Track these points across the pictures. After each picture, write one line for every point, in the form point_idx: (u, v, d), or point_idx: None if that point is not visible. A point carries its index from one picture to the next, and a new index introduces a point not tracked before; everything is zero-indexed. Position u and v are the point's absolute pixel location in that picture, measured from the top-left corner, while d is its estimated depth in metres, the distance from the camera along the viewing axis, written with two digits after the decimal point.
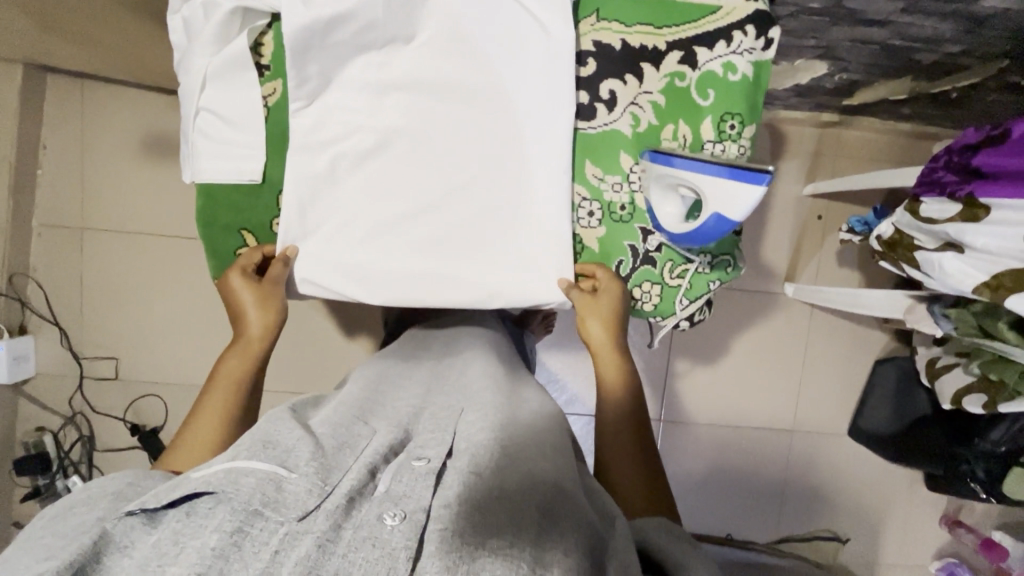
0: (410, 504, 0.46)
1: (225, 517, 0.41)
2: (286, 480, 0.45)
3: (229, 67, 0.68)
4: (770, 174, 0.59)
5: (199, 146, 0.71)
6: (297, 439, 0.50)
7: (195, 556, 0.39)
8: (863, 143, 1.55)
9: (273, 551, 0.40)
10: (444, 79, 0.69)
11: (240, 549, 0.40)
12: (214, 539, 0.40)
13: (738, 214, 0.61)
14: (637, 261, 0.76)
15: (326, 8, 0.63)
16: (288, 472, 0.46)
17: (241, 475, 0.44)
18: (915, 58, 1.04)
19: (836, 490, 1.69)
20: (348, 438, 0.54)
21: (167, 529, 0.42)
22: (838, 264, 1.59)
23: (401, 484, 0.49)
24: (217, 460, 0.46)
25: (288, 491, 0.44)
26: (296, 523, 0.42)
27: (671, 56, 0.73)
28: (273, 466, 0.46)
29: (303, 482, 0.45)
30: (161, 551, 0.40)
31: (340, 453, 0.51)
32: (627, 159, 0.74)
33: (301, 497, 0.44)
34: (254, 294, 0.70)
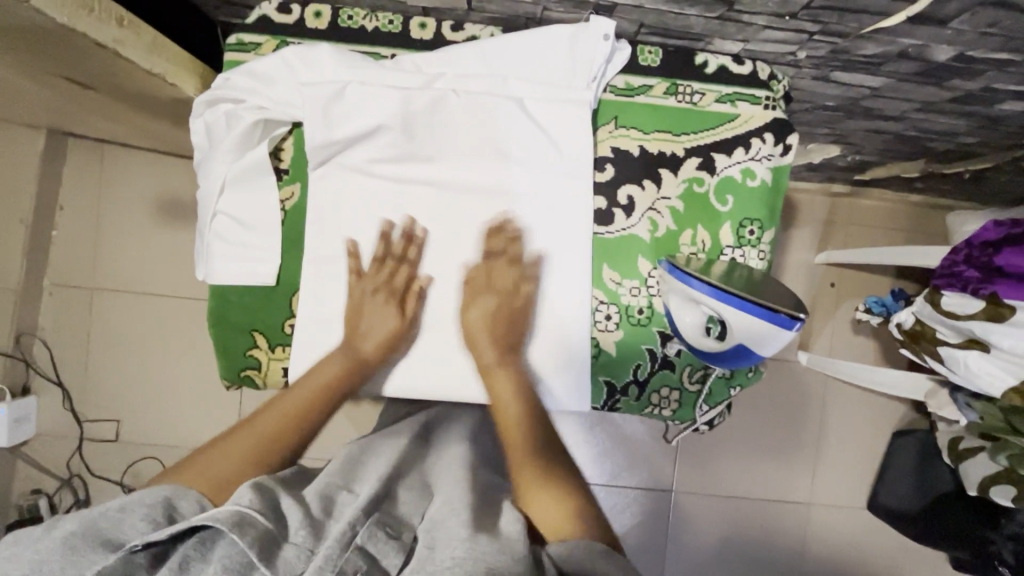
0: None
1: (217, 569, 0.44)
2: (279, 541, 0.47)
3: (248, 173, 0.68)
4: (800, 320, 0.60)
5: (213, 248, 0.70)
6: (289, 505, 0.52)
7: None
8: (875, 213, 1.55)
9: None
10: (463, 184, 0.70)
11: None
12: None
13: (763, 348, 0.63)
14: (656, 366, 0.74)
15: (347, 128, 0.65)
16: (283, 535, 0.47)
17: (243, 525, 0.46)
18: (929, 146, 1.04)
19: (858, 568, 1.62)
20: (331, 506, 0.54)
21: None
22: (853, 332, 1.57)
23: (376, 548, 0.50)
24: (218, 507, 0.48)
25: (278, 555, 0.46)
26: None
27: (689, 163, 0.73)
28: (268, 523, 0.47)
29: (296, 549, 0.47)
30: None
31: (326, 520, 0.52)
32: (645, 264, 0.73)
33: (291, 561, 0.46)
34: (394, 324, 0.69)
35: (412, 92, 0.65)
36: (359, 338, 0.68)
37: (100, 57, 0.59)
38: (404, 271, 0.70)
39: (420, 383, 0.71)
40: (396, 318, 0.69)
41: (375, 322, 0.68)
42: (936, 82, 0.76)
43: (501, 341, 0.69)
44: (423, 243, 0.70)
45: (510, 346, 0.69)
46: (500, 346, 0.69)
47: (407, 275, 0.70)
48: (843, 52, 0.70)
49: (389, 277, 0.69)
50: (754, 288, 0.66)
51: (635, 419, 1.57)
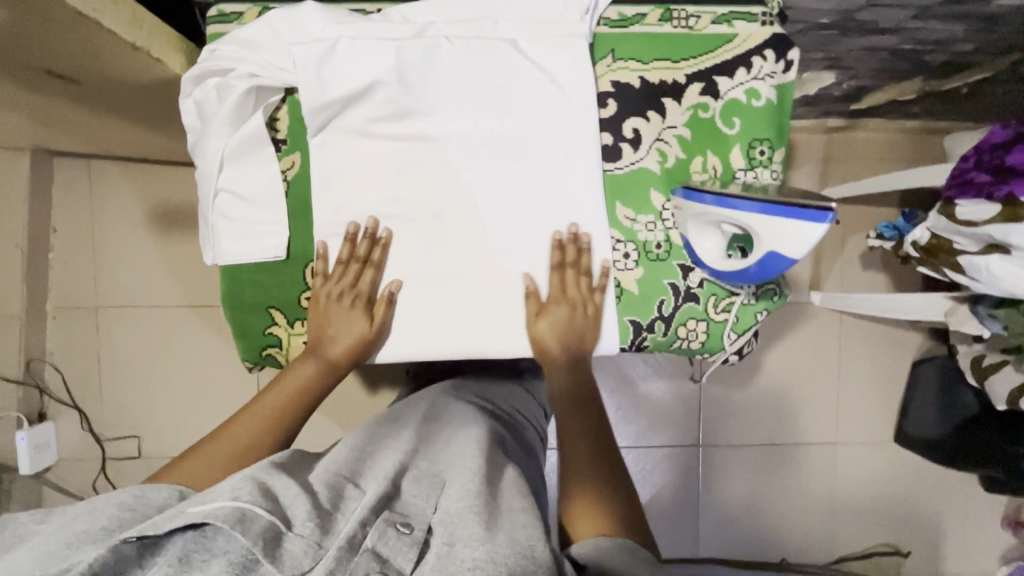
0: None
1: (220, 569, 0.41)
2: (284, 535, 0.43)
3: (246, 146, 0.66)
4: (831, 212, 0.54)
5: (220, 228, 0.69)
6: (296, 494, 0.47)
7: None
8: (873, 144, 1.54)
9: None
10: (464, 133, 0.68)
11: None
12: None
13: (795, 251, 0.58)
14: (680, 299, 0.73)
15: (343, 86, 0.64)
16: (288, 527, 0.44)
17: (247, 521, 0.42)
18: (925, 60, 1.03)
19: (891, 500, 1.63)
20: (338, 499, 0.50)
21: (158, 570, 0.41)
22: (862, 267, 1.56)
23: (387, 548, 0.46)
24: (214, 500, 0.44)
25: (286, 550, 0.42)
26: None
27: (691, 89, 0.71)
28: (273, 517, 0.44)
29: (301, 542, 0.43)
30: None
31: (336, 512, 0.48)
32: (658, 196, 0.72)
33: (295, 556, 0.42)
34: (358, 326, 0.68)
35: (404, 43, 0.64)
36: (329, 344, 0.68)
37: (84, 32, 0.57)
38: (368, 274, 0.69)
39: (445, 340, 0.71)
40: (367, 323, 0.69)
41: (341, 328, 0.68)
42: None
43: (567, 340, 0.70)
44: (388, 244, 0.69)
45: (574, 347, 0.71)
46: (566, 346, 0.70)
47: (371, 278, 0.69)
48: None
49: (355, 281, 0.68)
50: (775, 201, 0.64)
51: (656, 379, 1.57)
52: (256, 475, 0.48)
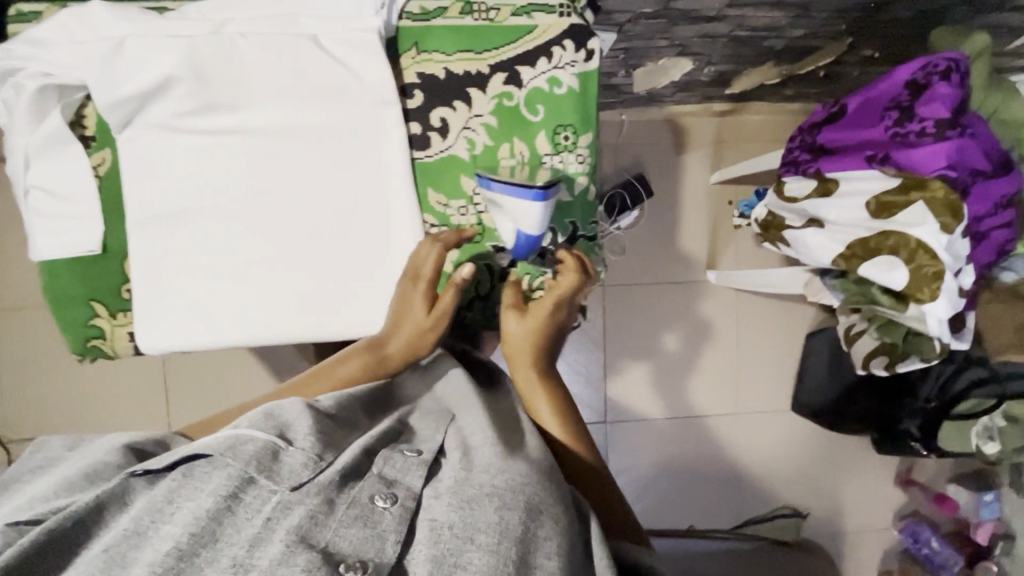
0: (402, 487, 0.47)
1: (220, 483, 0.43)
2: (284, 451, 0.47)
3: (49, 142, 0.68)
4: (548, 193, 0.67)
5: (35, 224, 0.71)
6: (298, 414, 0.52)
7: (189, 517, 0.41)
8: (761, 126, 1.60)
9: (264, 517, 0.42)
10: (272, 125, 0.71)
11: (232, 514, 0.42)
12: (209, 502, 0.42)
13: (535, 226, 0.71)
14: (496, 279, 0.79)
15: (137, 83, 0.66)
16: (287, 445, 0.48)
17: (240, 445, 0.46)
18: (767, 45, 1.08)
19: (791, 465, 1.72)
20: (347, 424, 0.56)
21: (163, 486, 0.44)
22: (756, 245, 1.64)
23: (393, 467, 0.50)
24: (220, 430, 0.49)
25: (283, 464, 0.46)
26: (288, 492, 0.44)
27: (495, 79, 0.75)
28: (273, 436, 0.48)
29: (299, 455, 0.47)
30: (154, 507, 0.42)
31: (336, 431, 0.53)
32: (467, 182, 0.76)
33: (295, 470, 0.46)
34: (421, 316, 0.70)
35: (198, 39, 0.66)
36: (389, 333, 0.71)
37: None
38: (437, 256, 0.71)
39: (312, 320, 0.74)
40: (425, 314, 0.70)
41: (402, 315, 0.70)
42: None
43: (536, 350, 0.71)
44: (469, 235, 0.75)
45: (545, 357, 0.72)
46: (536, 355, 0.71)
47: (438, 265, 0.71)
48: None
49: (421, 267, 0.71)
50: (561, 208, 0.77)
51: (564, 360, 1.62)
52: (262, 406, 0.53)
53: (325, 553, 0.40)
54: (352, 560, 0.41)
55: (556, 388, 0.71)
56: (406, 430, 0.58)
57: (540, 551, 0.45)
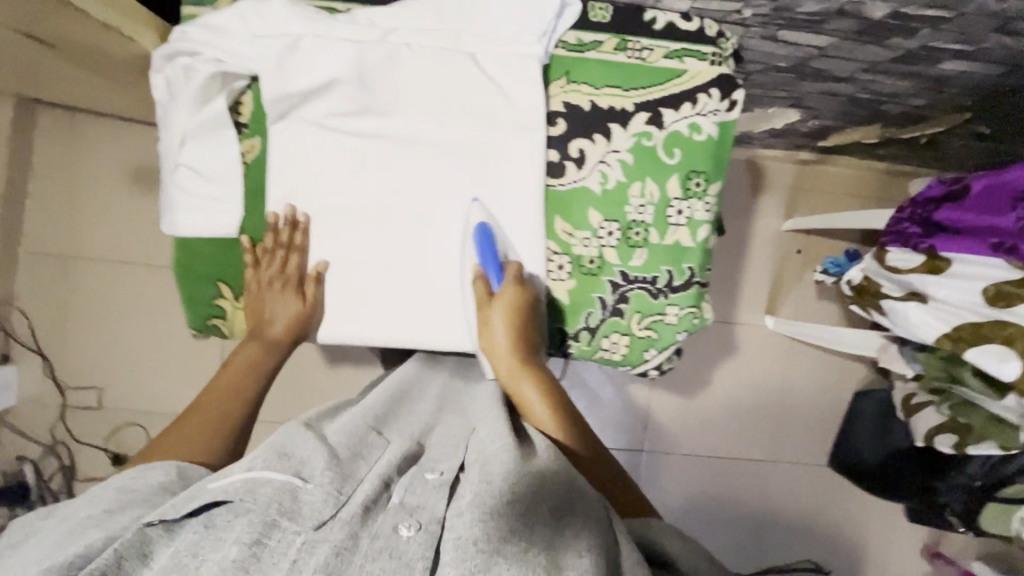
0: (424, 514, 0.46)
1: (243, 529, 0.41)
2: (302, 489, 0.45)
3: (207, 126, 0.70)
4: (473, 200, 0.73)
5: (177, 200, 0.72)
6: (312, 448, 0.51)
7: (216, 568, 0.39)
8: (840, 180, 1.59)
9: (292, 560, 0.40)
10: (416, 135, 0.72)
11: (259, 560, 0.40)
12: (235, 550, 0.40)
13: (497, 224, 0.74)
14: (606, 313, 0.78)
15: (303, 80, 0.68)
16: (303, 482, 0.46)
17: (258, 486, 0.44)
18: (883, 109, 1.07)
19: (820, 521, 1.70)
20: (361, 448, 0.55)
21: (184, 539, 0.43)
22: (817, 297, 1.63)
23: (414, 495, 0.48)
24: (235, 468, 0.47)
25: (304, 503, 0.44)
26: (312, 532, 0.42)
27: (638, 117, 0.75)
28: (289, 476, 0.46)
29: (320, 491, 0.45)
30: (181, 560, 0.41)
31: (353, 461, 0.52)
32: (595, 215, 0.76)
33: (317, 508, 0.44)
34: (286, 308, 0.73)
35: (366, 45, 0.68)
36: (268, 325, 0.74)
37: None
38: (294, 258, 0.73)
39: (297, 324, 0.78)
40: (299, 304, 0.74)
41: (277, 311, 0.74)
42: (877, 41, 0.79)
43: (517, 343, 0.70)
44: (308, 226, 0.74)
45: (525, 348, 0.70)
46: (515, 345, 0.69)
47: (298, 262, 0.74)
48: (786, 9, 0.73)
49: (282, 267, 0.73)
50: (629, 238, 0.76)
51: (609, 382, 1.62)
52: (270, 440, 0.51)
53: None
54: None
55: (541, 373, 0.69)
56: (421, 450, 0.57)
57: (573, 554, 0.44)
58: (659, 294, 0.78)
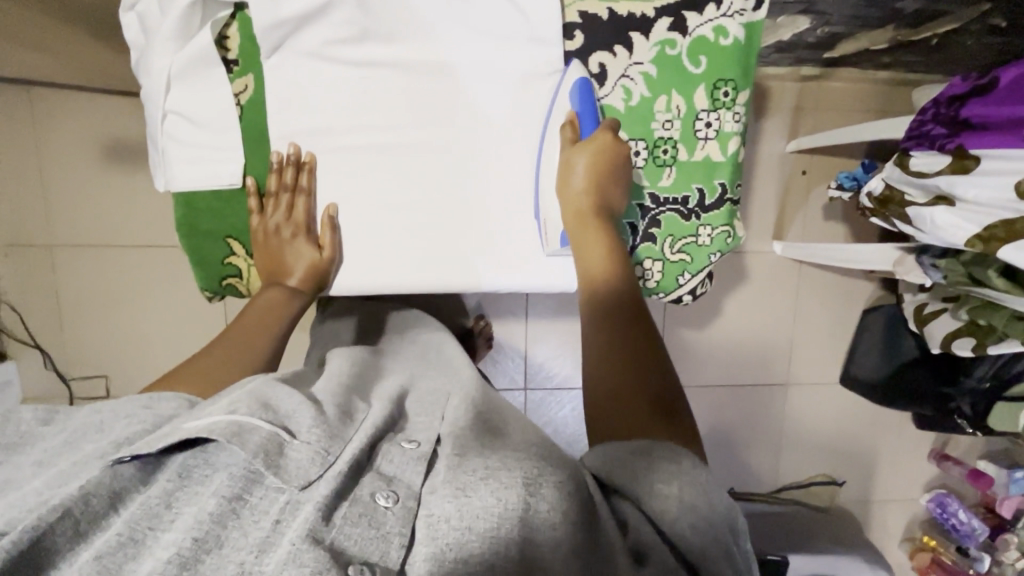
0: (403, 485, 0.44)
1: (223, 482, 0.40)
2: (289, 444, 0.44)
3: (191, 63, 0.64)
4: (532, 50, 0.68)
5: (169, 151, 0.67)
6: (297, 406, 0.49)
7: (191, 520, 0.37)
8: (844, 95, 1.55)
9: (273, 520, 0.39)
10: (422, 58, 0.66)
11: (238, 516, 0.39)
12: (212, 504, 0.39)
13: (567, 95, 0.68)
14: (637, 239, 0.75)
15: (294, 4, 0.61)
16: (291, 436, 0.45)
17: (245, 432, 0.43)
18: (898, 6, 1.02)
19: (832, 436, 1.76)
20: (348, 412, 0.53)
21: (158, 486, 0.41)
22: (823, 218, 1.61)
23: (391, 463, 0.47)
24: (213, 411, 0.45)
25: (289, 459, 0.43)
26: (298, 492, 0.41)
27: (660, 24, 0.70)
28: (275, 427, 0.45)
29: (307, 449, 0.44)
30: (151, 510, 0.39)
31: (342, 425, 0.50)
32: (621, 135, 0.72)
33: (304, 467, 0.43)
34: (298, 246, 0.68)
35: None
36: (283, 273, 0.69)
37: None
38: (301, 200, 0.68)
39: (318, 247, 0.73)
40: (314, 252, 0.69)
41: (290, 260, 0.68)
42: None
43: (594, 191, 0.64)
44: (314, 166, 0.68)
45: (603, 198, 0.64)
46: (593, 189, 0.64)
47: (305, 205, 0.68)
48: None
49: (289, 211, 0.68)
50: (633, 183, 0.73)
51: None
52: (253, 390, 0.50)
53: (334, 555, 0.37)
54: (359, 563, 0.38)
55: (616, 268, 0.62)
56: (402, 421, 0.56)
57: (547, 530, 0.41)
58: (691, 215, 0.75)
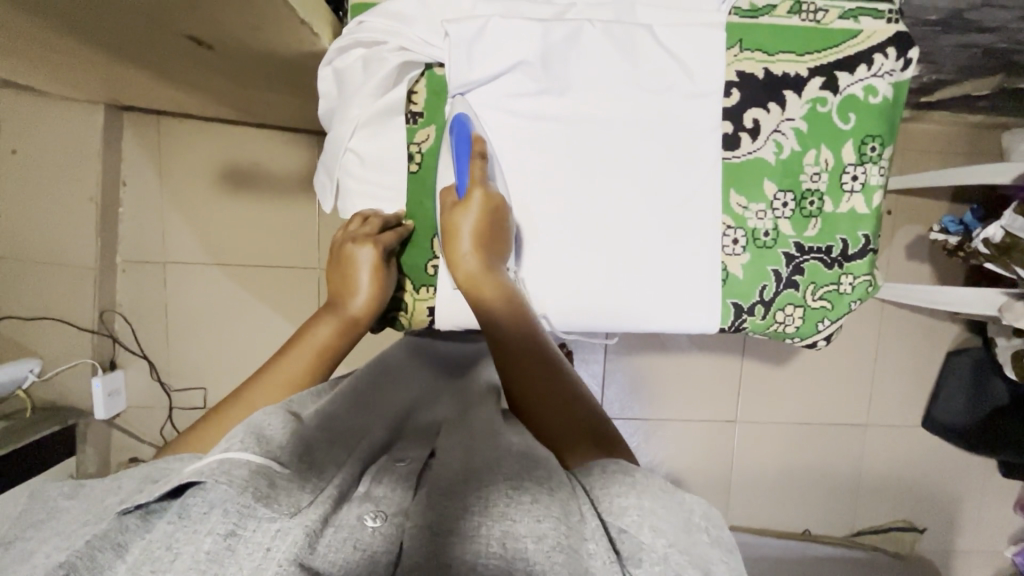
0: (388, 505, 0.49)
1: (218, 519, 0.42)
2: (277, 475, 0.46)
3: (384, 113, 0.71)
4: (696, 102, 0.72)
5: (352, 189, 0.75)
6: (284, 432, 0.51)
7: (189, 562, 0.40)
8: (932, 137, 1.55)
9: (265, 549, 0.42)
10: (590, 114, 0.71)
11: (234, 553, 0.41)
12: (208, 541, 0.41)
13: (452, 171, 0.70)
14: (781, 286, 0.77)
15: (487, 66, 0.68)
16: (279, 466, 0.47)
17: (231, 467, 0.44)
18: (1013, 58, 1.04)
19: (912, 481, 1.71)
20: (340, 434, 0.55)
21: (161, 530, 0.43)
22: (908, 258, 1.60)
23: (380, 486, 0.52)
24: (210, 449, 0.47)
25: (278, 491, 0.45)
26: (288, 519, 0.44)
27: (813, 83, 0.73)
28: (264, 459, 0.46)
29: (292, 481, 0.47)
30: (153, 554, 0.41)
31: (329, 447, 0.53)
32: (771, 186, 0.75)
33: (292, 497, 0.45)
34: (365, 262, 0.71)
35: (549, 24, 0.68)
36: (352, 294, 0.71)
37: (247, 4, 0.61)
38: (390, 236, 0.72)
39: (398, 248, 0.76)
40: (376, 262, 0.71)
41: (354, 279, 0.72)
42: None
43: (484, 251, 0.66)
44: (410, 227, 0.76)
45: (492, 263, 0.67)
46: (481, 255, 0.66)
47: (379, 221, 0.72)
48: None
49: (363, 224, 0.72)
50: (772, 228, 0.76)
51: (695, 352, 1.64)
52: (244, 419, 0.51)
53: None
54: None
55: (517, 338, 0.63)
56: (394, 442, 0.60)
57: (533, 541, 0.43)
58: (834, 263, 0.77)
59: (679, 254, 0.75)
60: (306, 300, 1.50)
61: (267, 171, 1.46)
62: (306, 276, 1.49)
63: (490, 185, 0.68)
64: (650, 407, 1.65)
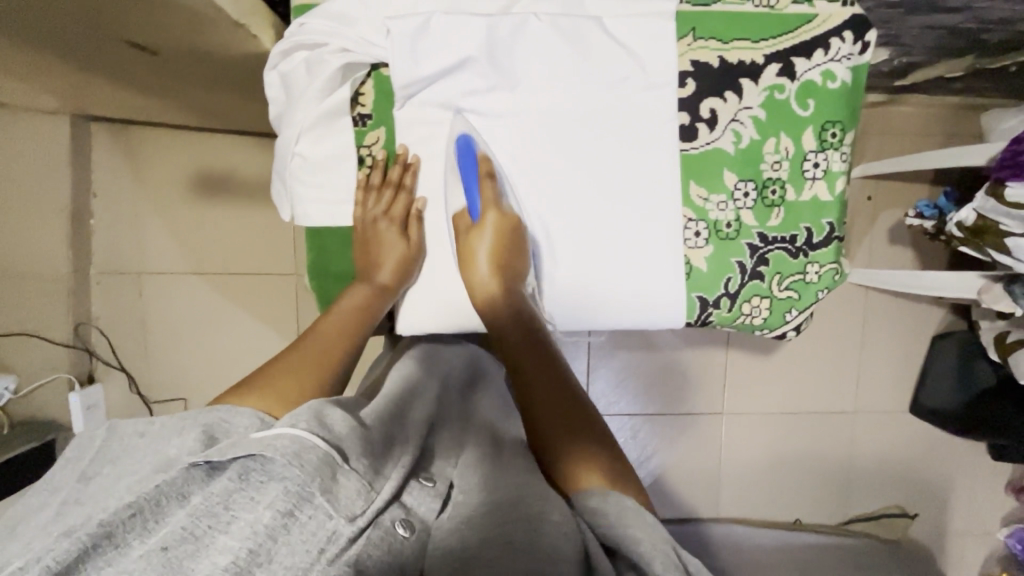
0: (417, 519, 0.54)
1: (280, 495, 0.46)
2: (339, 467, 0.50)
3: (331, 115, 0.70)
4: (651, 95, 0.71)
5: (301, 194, 0.72)
6: (346, 429, 0.55)
7: (247, 530, 0.43)
8: (910, 120, 1.54)
9: (320, 540, 0.45)
10: (543, 109, 0.70)
11: (289, 531, 0.45)
12: (268, 516, 0.44)
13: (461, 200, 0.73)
14: (745, 277, 0.76)
15: (433, 63, 0.67)
16: (342, 460, 0.50)
17: (305, 451, 0.48)
18: (982, 37, 1.02)
19: (903, 466, 1.70)
20: (386, 442, 0.59)
21: (220, 486, 0.45)
22: (891, 243, 1.58)
23: (411, 498, 0.56)
24: (279, 425, 0.50)
25: (340, 485, 0.49)
26: (343, 519, 0.47)
27: (769, 70, 0.72)
28: (331, 449, 0.50)
29: (352, 478, 0.50)
30: (212, 510, 0.44)
31: (381, 454, 0.57)
32: (731, 176, 0.74)
33: (349, 495, 0.49)
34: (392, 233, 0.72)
35: (495, 18, 0.66)
36: (376, 265, 0.72)
37: (182, 8, 0.60)
38: (401, 199, 0.72)
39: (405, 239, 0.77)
40: (405, 245, 0.73)
41: (382, 252, 0.72)
42: None
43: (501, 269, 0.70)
44: (417, 168, 0.73)
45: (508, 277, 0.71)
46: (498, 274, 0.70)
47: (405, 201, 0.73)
48: None
49: (388, 206, 0.72)
50: (733, 220, 0.75)
51: (680, 344, 1.63)
52: (313, 406, 0.55)
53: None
54: None
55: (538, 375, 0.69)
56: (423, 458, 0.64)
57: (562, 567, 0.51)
58: (799, 253, 0.76)
59: (642, 250, 0.73)
60: (285, 306, 1.49)
61: (239, 177, 1.44)
62: (284, 283, 1.48)
63: (503, 204, 0.71)
64: (637, 401, 1.64)
